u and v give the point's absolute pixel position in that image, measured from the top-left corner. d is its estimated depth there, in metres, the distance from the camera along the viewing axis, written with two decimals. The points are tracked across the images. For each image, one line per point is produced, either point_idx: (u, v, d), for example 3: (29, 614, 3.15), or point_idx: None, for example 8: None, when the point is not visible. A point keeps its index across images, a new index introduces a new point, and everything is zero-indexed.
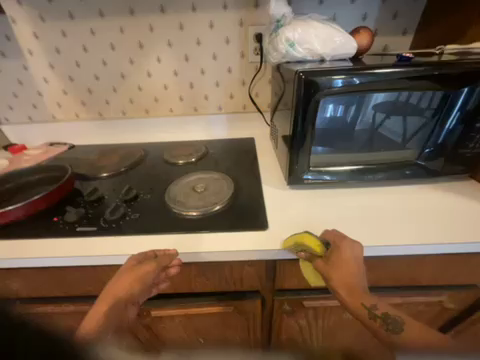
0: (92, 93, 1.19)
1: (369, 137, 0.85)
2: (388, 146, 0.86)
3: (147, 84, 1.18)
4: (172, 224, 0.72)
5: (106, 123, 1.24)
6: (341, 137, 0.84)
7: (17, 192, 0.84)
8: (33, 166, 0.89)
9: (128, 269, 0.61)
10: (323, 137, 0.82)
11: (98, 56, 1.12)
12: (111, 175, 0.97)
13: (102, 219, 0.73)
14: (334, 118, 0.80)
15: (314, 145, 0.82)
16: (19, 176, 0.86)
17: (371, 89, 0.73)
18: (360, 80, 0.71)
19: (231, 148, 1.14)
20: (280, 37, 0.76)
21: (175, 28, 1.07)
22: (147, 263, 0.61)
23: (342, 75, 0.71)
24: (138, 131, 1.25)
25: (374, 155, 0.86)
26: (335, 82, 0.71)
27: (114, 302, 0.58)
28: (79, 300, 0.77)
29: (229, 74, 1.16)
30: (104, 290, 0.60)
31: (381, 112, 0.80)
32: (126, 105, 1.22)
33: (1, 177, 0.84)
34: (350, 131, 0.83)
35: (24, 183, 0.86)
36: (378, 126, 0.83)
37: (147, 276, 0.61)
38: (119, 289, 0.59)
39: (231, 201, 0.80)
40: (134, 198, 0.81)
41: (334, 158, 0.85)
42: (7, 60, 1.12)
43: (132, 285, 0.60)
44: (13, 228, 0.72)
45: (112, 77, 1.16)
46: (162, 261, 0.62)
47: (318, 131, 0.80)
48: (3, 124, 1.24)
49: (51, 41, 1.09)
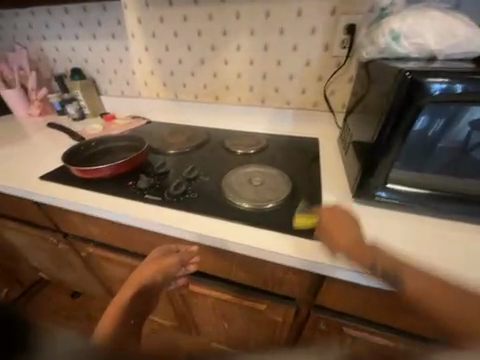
0: (173, 75, 1.30)
1: (454, 158, 0.68)
2: (477, 172, 0.68)
3: (222, 71, 1.21)
4: (224, 211, 0.74)
5: (179, 104, 1.34)
6: (425, 156, 0.69)
7: (105, 154, 0.99)
8: (120, 134, 1.04)
9: (154, 259, 0.71)
10: (409, 152, 0.68)
11: (185, 41, 1.21)
12: (177, 152, 1.05)
13: (166, 191, 0.81)
14: (415, 131, 0.65)
15: (396, 160, 0.69)
16: (109, 141, 1.03)
17: (473, 100, 0.58)
18: (464, 87, 0.57)
19: (292, 145, 1.09)
20: (382, 28, 0.66)
21: (260, 17, 1.06)
22: (171, 256, 0.71)
23: (441, 79, 0.57)
24: (205, 115, 1.31)
25: (454, 180, 0.70)
26: (430, 87, 0.58)
27: (139, 287, 0.67)
28: (135, 256, 0.89)
29: (306, 67, 1.09)
30: (131, 276, 0.69)
31: (478, 130, 0.65)
32: (199, 90, 1.30)
33: (97, 140, 1.02)
34: (430, 148, 0.68)
35: (112, 147, 1.02)
36: (472, 148, 0.67)
37: (169, 267, 0.70)
38: (143, 277, 0.68)
39: (286, 201, 0.77)
40: (194, 178, 0.87)
41: (405, 176, 0.71)
42: (115, 41, 1.32)
43: (155, 274, 0.69)
44: (99, 183, 0.86)
45: (192, 62, 1.24)
46: (184, 256, 0.72)
47: (409, 144, 0.67)
48: (103, 95, 1.49)
49: (149, 26, 1.22)
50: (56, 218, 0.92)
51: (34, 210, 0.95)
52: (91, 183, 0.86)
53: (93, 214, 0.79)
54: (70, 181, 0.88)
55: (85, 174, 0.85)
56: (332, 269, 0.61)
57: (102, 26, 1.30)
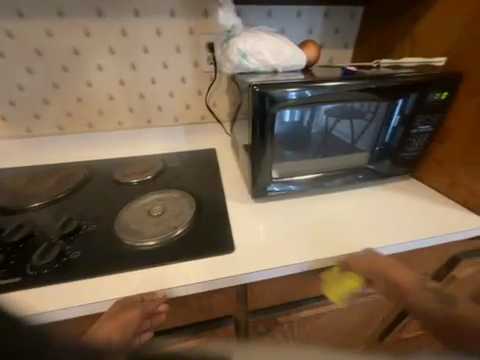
0: (16, 105, 1.00)
1: (323, 141, 0.86)
2: (339, 149, 0.89)
3: (88, 94, 1.03)
4: (121, 259, 0.63)
5: (37, 141, 1.04)
6: (298, 144, 0.84)
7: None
8: None
9: (110, 318, 0.50)
10: (285, 143, 0.81)
11: (21, 63, 0.94)
12: (46, 203, 0.81)
13: (29, 265, 0.61)
14: (290, 123, 0.79)
15: (279, 150, 0.81)
16: None
17: (321, 101, 0.75)
18: (312, 93, 0.73)
19: (191, 161, 1.07)
20: (232, 48, 0.75)
21: (117, 34, 0.97)
22: (133, 309, 0.54)
23: (296, 88, 0.72)
24: (81, 147, 1.08)
25: (328, 158, 0.88)
26: (289, 94, 0.71)
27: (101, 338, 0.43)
28: None
29: (183, 83, 1.10)
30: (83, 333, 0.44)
31: (332, 117, 0.82)
32: (63, 119, 1.05)
33: None
34: (307, 134, 0.83)
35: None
36: (331, 130, 0.85)
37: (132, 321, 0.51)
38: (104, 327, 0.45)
39: (194, 222, 0.74)
40: (75, 231, 0.69)
41: (292, 166, 0.85)
42: None
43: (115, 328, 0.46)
44: None
45: (41, 86, 0.99)
46: (149, 306, 0.56)
47: (278, 138, 0.79)
48: None
49: None
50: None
51: None
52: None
53: None
54: None
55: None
56: (246, 275, 0.63)
57: None
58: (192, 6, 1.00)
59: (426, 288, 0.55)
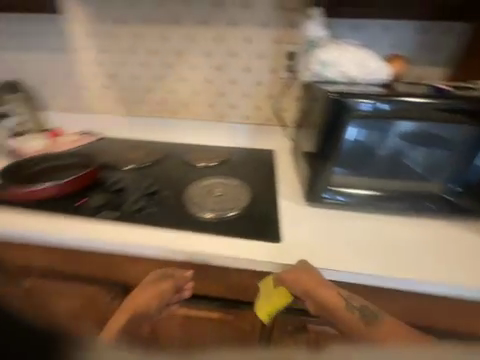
0: (129, 90, 1.28)
1: (390, 164, 0.82)
2: (408, 177, 0.82)
3: (180, 88, 1.24)
4: (187, 222, 0.77)
5: (136, 120, 1.31)
6: (360, 163, 0.81)
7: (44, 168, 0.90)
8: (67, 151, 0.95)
9: (149, 284, 0.65)
10: (345, 159, 0.80)
11: (140, 58, 1.21)
12: (135, 168, 1.02)
13: (123, 207, 0.81)
14: (354, 142, 0.78)
15: (333, 166, 0.80)
16: (55, 159, 0.93)
17: (396, 116, 0.73)
18: (389, 107, 0.72)
19: (250, 158, 1.16)
20: (313, 58, 0.80)
21: (214, 40, 1.15)
22: (166, 281, 0.66)
23: (371, 99, 0.72)
24: (162, 130, 1.28)
25: (393, 183, 0.82)
26: (362, 105, 0.72)
27: (133, 311, 0.59)
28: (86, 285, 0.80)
29: (258, 86, 1.21)
30: (127, 300, 0.62)
31: (404, 141, 0.79)
32: (157, 105, 1.29)
33: (40, 158, 0.92)
34: (372, 156, 0.81)
35: (52, 160, 0.92)
36: (401, 155, 0.81)
37: (165, 293, 0.64)
38: (138, 301, 0.61)
39: (248, 208, 0.81)
40: (155, 192, 0.86)
41: (351, 180, 0.82)
42: (63, 55, 1.25)
43: (150, 300, 0.61)
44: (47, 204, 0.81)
45: (149, 78, 1.24)
46: (178, 280, 0.67)
47: (344, 153, 0.79)
48: (45, 110, 1.35)
49: (102, 43, 1.21)
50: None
51: None
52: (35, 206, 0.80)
53: (40, 237, 0.75)
54: (8, 204, 0.82)
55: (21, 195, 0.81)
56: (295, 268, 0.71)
57: (47, 38, 1.22)
58: (281, 19, 1.09)
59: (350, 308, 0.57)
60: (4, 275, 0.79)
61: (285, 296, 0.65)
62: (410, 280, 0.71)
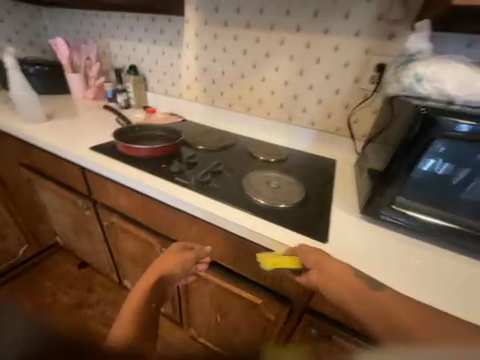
0: (214, 83, 1.47)
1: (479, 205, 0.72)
2: None
3: (258, 87, 1.35)
4: (241, 203, 0.83)
5: (214, 110, 1.50)
6: (437, 194, 0.76)
7: (143, 134, 1.13)
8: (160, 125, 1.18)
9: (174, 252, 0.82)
10: (416, 188, 0.76)
11: (231, 57, 1.37)
12: (205, 149, 1.16)
13: (193, 178, 0.92)
14: (432, 172, 0.74)
15: (401, 193, 0.77)
16: (151, 129, 1.16)
17: None
18: None
19: (309, 162, 1.17)
20: (408, 70, 0.76)
21: (302, 46, 1.20)
22: (187, 251, 0.83)
23: (473, 121, 0.62)
24: (235, 123, 1.46)
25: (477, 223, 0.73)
26: (459, 126, 0.63)
27: (159, 277, 0.77)
28: (154, 231, 1.01)
29: (335, 94, 1.20)
30: (155, 265, 0.79)
31: None
32: (234, 99, 1.44)
33: (141, 125, 1.15)
34: (455, 190, 0.74)
35: (150, 131, 1.15)
36: None
37: (186, 262, 0.81)
38: (164, 267, 0.78)
39: (299, 206, 0.84)
40: (219, 172, 0.97)
41: (421, 207, 0.77)
42: (171, 48, 1.51)
43: (175, 265, 0.79)
44: (139, 161, 0.98)
45: (234, 75, 1.39)
46: (198, 253, 0.83)
47: (415, 180, 0.75)
48: (149, 91, 1.70)
49: (203, 40, 1.41)
50: (95, 187, 1.07)
51: (74, 173, 1.10)
52: (131, 160, 0.98)
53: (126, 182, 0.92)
54: (110, 153, 1.01)
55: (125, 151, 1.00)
56: None
57: (163, 34, 1.50)
58: (379, 29, 1.05)
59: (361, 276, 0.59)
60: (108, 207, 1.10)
61: (292, 262, 0.65)
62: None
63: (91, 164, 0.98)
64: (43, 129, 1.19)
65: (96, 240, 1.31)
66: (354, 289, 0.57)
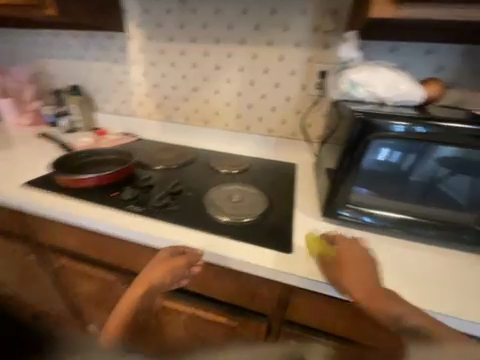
0: (167, 99, 1.42)
1: (423, 191, 0.79)
2: (441, 205, 0.79)
3: (213, 99, 1.34)
4: (203, 223, 0.79)
5: (171, 125, 1.44)
6: (391, 183, 0.80)
7: (88, 161, 1.02)
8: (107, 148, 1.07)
9: (161, 260, 0.69)
10: (369, 181, 0.80)
11: (181, 71, 1.34)
12: (163, 168, 1.10)
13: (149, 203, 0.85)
14: (384, 161, 0.77)
15: (357, 186, 0.80)
16: (97, 154, 1.05)
17: (434, 140, 0.70)
18: (425, 129, 0.69)
19: (271, 169, 1.18)
20: (343, 78, 0.81)
21: (249, 58, 1.23)
22: (178, 258, 0.69)
23: (403, 121, 0.70)
24: (194, 136, 1.41)
25: (423, 209, 0.80)
26: (392, 127, 0.70)
27: (146, 289, 0.67)
28: (114, 267, 0.91)
29: (286, 102, 1.25)
30: (141, 276, 0.69)
31: (445, 167, 0.75)
32: (190, 113, 1.41)
33: (85, 152, 1.04)
34: (404, 178, 0.79)
35: (97, 156, 1.05)
36: (439, 181, 0.77)
37: (175, 270, 0.68)
38: (150, 278, 0.68)
39: (262, 217, 0.84)
40: (178, 192, 0.92)
41: (374, 201, 0.81)
42: (116, 65, 1.43)
43: (162, 275, 0.67)
44: (85, 192, 0.88)
45: (186, 89, 1.37)
46: (190, 258, 0.70)
47: (365, 174, 0.78)
48: (97, 111, 1.58)
49: (150, 56, 1.36)
50: (37, 227, 0.93)
51: (10, 215, 0.96)
52: (76, 194, 0.87)
53: (70, 220, 0.81)
54: (50, 188, 0.89)
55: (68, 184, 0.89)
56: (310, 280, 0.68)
57: (105, 51, 1.41)
58: (316, 40, 1.13)
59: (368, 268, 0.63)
60: (55, 247, 0.96)
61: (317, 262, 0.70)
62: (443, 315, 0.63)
63: (27, 205, 0.85)
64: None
65: (48, 285, 1.14)
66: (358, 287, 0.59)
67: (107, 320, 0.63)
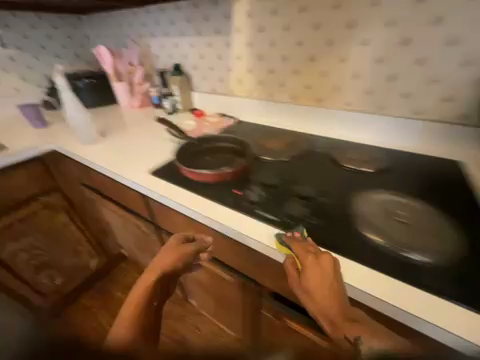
0: (273, 73, 1.19)
1: None
2: None
3: (334, 70, 1.03)
4: (360, 251, 0.59)
5: (273, 106, 1.25)
6: None
7: (204, 152, 0.95)
8: (221, 135, 0.99)
9: (172, 246, 0.76)
10: None
11: (296, 36, 1.05)
12: (277, 161, 0.91)
13: (280, 209, 0.68)
14: None
15: None
16: (213, 140, 0.98)
17: None
18: None
19: (415, 167, 0.88)
20: None
21: (412, 2, 0.81)
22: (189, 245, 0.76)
23: None
24: (300, 118, 1.19)
25: None
26: None
27: (158, 275, 0.70)
28: (229, 262, 0.89)
29: (461, 68, 0.83)
30: (152, 265, 0.72)
31: None
32: (299, 90, 1.16)
33: (201, 137, 0.98)
34: None
35: (211, 147, 0.96)
36: None
37: (185, 256, 0.76)
38: (165, 262, 0.72)
39: (449, 257, 0.56)
40: (311, 198, 0.72)
41: None
42: (218, 37, 1.27)
43: (175, 260, 0.73)
44: (204, 187, 0.80)
45: (300, 59, 1.09)
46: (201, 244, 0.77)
47: None
48: (194, 91, 1.53)
49: (258, 21, 1.11)
50: (161, 213, 0.97)
51: (137, 199, 1.03)
52: (197, 188, 0.80)
53: (193, 216, 0.75)
54: (172, 179, 0.86)
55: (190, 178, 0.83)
56: None
57: (208, 21, 1.26)
58: None
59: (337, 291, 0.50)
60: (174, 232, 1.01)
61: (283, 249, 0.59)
62: (443, 331, 0.47)
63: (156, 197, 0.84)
64: (103, 152, 1.10)
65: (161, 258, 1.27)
66: (335, 318, 0.49)
67: (116, 319, 0.59)
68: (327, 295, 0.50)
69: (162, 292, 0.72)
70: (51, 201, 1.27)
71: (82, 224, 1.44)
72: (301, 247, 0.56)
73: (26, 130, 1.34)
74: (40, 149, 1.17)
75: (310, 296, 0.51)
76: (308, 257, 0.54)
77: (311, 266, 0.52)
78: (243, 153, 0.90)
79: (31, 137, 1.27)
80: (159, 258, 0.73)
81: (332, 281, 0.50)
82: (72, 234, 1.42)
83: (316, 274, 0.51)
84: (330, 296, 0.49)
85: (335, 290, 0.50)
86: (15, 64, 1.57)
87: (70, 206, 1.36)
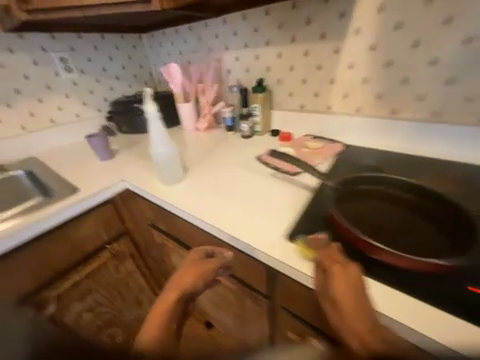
0: (406, 84, 0.90)
1: None
2: None
3: None
4: None
5: (397, 125, 0.96)
6: None
7: (353, 198, 0.70)
8: (391, 177, 0.71)
9: (192, 262, 0.69)
10: None
11: (463, 30, 0.75)
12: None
13: None
14: None
15: None
16: (375, 182, 0.71)
17: None
18: None
19: None
20: None
21: None
22: (209, 262, 0.70)
23: None
24: (445, 142, 0.89)
25: None
26: None
27: (180, 295, 0.62)
28: None
29: None
30: (173, 279, 0.65)
31: None
32: (449, 105, 0.85)
33: (353, 177, 0.73)
34: None
35: (363, 190, 0.71)
36: None
37: (206, 273, 0.68)
38: (185, 282, 0.64)
39: None
40: None
41: None
42: (322, 44, 1.01)
43: (197, 280, 0.65)
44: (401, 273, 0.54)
45: (462, 63, 0.78)
46: (221, 261, 0.71)
47: None
48: (274, 108, 1.28)
49: (396, 15, 0.83)
50: (285, 286, 0.69)
51: (242, 260, 0.77)
52: (389, 270, 0.55)
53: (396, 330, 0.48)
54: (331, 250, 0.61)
55: (369, 252, 0.56)
56: None
57: (311, 24, 1.00)
58: None
59: (361, 297, 0.47)
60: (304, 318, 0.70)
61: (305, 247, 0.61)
62: None
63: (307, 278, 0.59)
64: (195, 197, 0.87)
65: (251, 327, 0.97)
66: (351, 323, 0.44)
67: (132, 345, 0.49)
68: (347, 296, 0.47)
69: (182, 313, 0.62)
70: (119, 249, 1.06)
71: (147, 270, 1.21)
72: (331, 251, 0.55)
73: (91, 164, 1.16)
74: (115, 189, 0.99)
75: (332, 298, 0.48)
76: (332, 258, 0.53)
77: (331, 267, 0.51)
78: (452, 219, 0.60)
79: (98, 173, 1.07)
80: (178, 276, 0.65)
81: (354, 280, 0.49)
82: (136, 285, 1.18)
83: (338, 273, 0.50)
84: (353, 300, 0.46)
85: (358, 296, 0.47)
86: (77, 89, 1.44)
87: (136, 251, 1.13)
